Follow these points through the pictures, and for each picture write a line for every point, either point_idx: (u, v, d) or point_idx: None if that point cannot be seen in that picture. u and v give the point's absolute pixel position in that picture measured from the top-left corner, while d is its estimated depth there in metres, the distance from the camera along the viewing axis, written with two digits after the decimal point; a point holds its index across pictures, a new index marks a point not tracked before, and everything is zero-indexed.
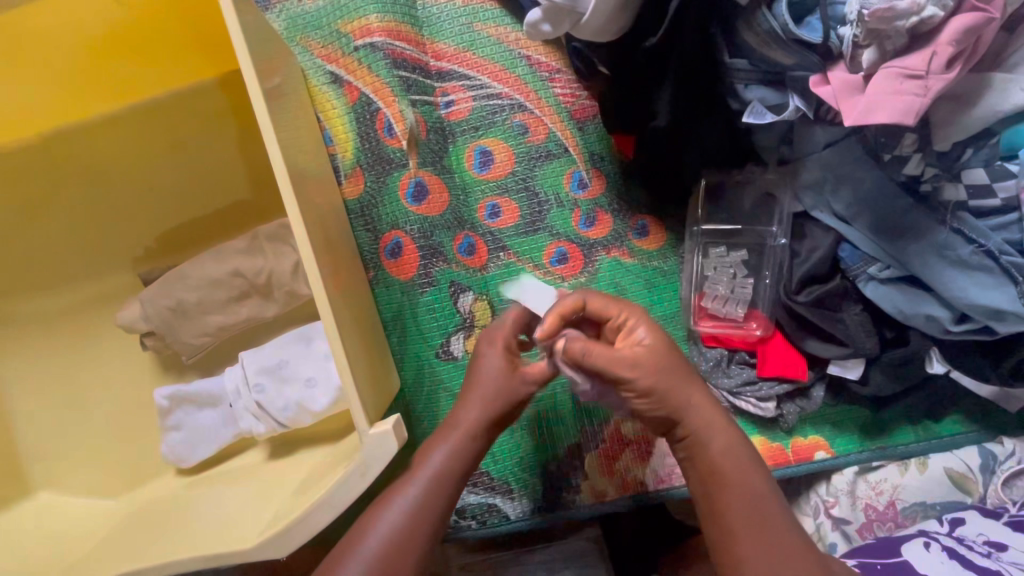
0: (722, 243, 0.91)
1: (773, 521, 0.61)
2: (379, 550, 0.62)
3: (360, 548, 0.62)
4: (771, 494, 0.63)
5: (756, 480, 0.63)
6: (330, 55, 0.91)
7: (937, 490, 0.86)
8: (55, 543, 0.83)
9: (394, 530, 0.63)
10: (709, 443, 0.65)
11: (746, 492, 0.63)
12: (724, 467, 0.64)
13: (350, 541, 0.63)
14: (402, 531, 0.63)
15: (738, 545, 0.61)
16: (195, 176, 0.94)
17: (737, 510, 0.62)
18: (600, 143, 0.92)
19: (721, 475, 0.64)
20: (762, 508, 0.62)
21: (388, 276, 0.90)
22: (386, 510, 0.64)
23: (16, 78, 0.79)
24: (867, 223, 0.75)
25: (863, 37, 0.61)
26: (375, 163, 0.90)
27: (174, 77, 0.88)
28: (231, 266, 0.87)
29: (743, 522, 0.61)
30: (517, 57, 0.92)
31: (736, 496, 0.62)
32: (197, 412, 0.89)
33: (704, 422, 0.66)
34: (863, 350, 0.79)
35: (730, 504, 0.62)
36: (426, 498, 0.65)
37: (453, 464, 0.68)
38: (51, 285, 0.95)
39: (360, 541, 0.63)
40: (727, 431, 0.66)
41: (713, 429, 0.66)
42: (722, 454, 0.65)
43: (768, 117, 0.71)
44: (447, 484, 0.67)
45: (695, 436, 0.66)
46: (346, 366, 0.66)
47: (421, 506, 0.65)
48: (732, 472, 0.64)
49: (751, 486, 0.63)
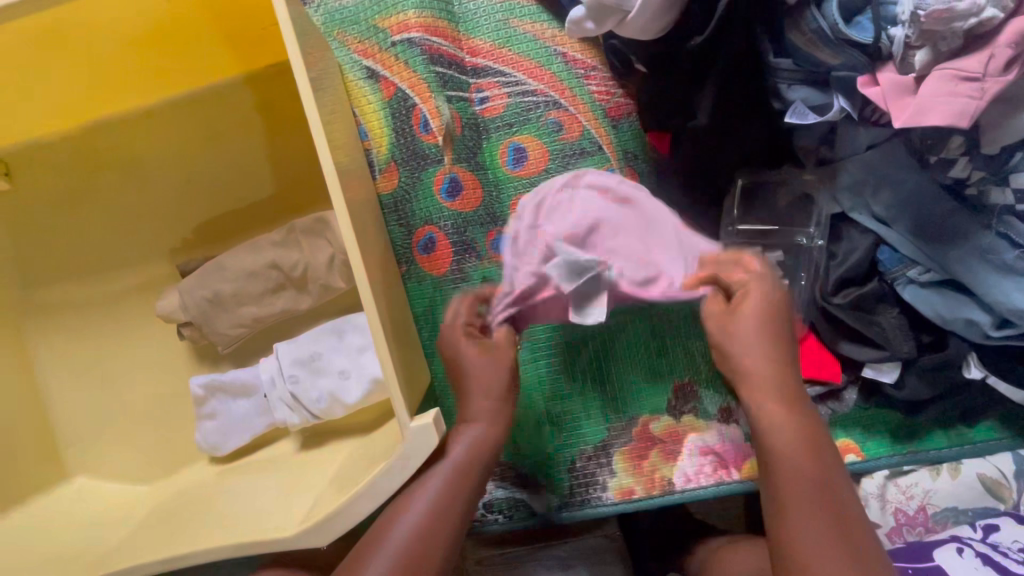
0: (758, 243, 0.89)
1: (845, 520, 0.59)
2: (409, 542, 0.62)
3: (390, 536, 0.63)
4: (845, 494, 0.61)
5: (831, 479, 0.61)
6: (367, 50, 0.92)
7: (969, 495, 0.85)
8: (96, 524, 0.85)
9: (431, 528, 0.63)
10: (784, 431, 0.64)
11: (821, 489, 0.61)
12: (799, 458, 0.62)
13: (378, 532, 0.64)
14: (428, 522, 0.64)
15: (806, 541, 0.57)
16: (230, 169, 0.95)
17: (809, 505, 0.59)
18: (635, 141, 0.92)
19: (794, 465, 0.62)
20: (838, 507, 0.59)
21: (420, 270, 0.91)
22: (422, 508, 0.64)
23: (63, 70, 0.80)
24: (906, 226, 0.75)
25: (915, 38, 0.60)
26: (409, 158, 0.91)
27: (210, 68, 0.89)
28: (268, 259, 0.88)
29: (818, 520, 0.58)
30: (552, 53, 0.92)
31: (809, 493, 0.60)
32: (231, 402, 0.90)
33: (776, 407, 0.65)
34: (900, 353, 0.78)
35: (802, 499, 0.60)
36: (461, 495, 0.66)
37: (478, 454, 0.69)
38: (91, 273, 0.97)
39: (388, 532, 0.63)
40: (800, 419, 0.65)
41: (788, 417, 0.65)
42: (798, 443, 0.63)
43: (810, 117, 0.71)
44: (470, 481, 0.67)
45: (762, 422, 0.66)
46: (387, 355, 0.66)
47: (456, 501, 0.66)
48: (806, 465, 0.62)
49: (824, 484, 0.61)
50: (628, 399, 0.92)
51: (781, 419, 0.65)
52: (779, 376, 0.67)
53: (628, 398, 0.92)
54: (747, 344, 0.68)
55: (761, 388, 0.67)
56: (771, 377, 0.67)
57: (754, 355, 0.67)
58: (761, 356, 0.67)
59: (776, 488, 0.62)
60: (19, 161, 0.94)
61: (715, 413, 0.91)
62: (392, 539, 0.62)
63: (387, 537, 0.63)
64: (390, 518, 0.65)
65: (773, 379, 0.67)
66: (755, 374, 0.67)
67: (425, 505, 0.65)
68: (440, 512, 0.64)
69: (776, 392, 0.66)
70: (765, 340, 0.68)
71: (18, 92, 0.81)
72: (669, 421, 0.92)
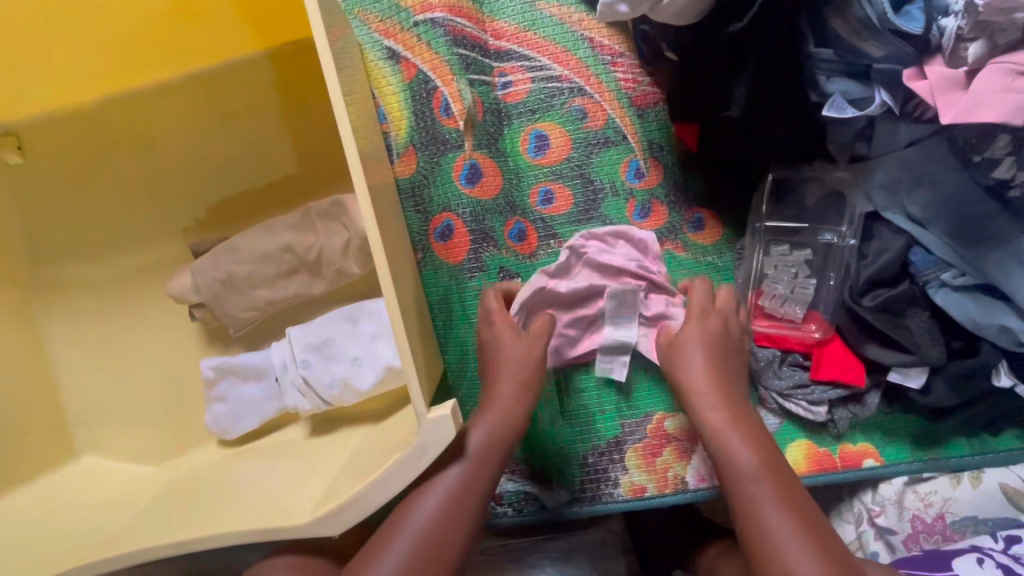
0: (785, 241, 0.89)
1: (803, 514, 0.62)
2: (425, 531, 0.63)
3: (406, 527, 0.64)
4: (794, 484, 0.66)
5: (782, 477, 0.65)
6: (388, 30, 0.89)
7: (989, 504, 0.83)
8: (104, 502, 0.84)
9: (446, 515, 0.64)
10: (729, 440, 0.69)
11: (774, 489, 0.64)
12: (750, 463, 0.66)
13: (396, 520, 0.65)
14: (443, 511, 0.64)
15: (777, 538, 0.61)
16: (244, 149, 0.93)
17: (771, 506, 0.63)
18: (661, 132, 0.89)
19: (746, 469, 0.66)
20: (795, 504, 0.63)
21: (436, 258, 0.89)
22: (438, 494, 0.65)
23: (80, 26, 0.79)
24: (943, 227, 0.72)
25: (968, 30, 0.59)
26: (429, 143, 0.89)
27: (227, 44, 0.87)
28: (282, 242, 0.86)
29: (781, 519, 0.62)
30: (579, 38, 0.89)
31: (766, 493, 0.64)
32: (242, 384, 0.89)
33: (719, 420, 0.70)
34: (928, 358, 0.76)
35: (762, 501, 0.63)
36: (479, 485, 0.67)
37: (493, 444, 0.71)
38: (102, 250, 0.96)
39: (405, 518, 0.64)
40: (745, 428, 0.70)
41: (730, 427, 0.69)
42: (746, 450, 0.67)
43: (849, 111, 0.68)
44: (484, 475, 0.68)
45: (711, 436, 0.70)
46: (404, 343, 0.63)
47: (472, 490, 0.66)
48: (757, 468, 0.66)
49: (778, 484, 0.65)
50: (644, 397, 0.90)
51: (726, 431, 0.69)
52: (719, 393, 0.73)
53: (644, 397, 0.90)
54: (686, 366, 0.75)
55: (706, 403, 0.72)
56: (711, 389, 0.73)
57: (695, 378, 0.74)
58: (699, 374, 0.74)
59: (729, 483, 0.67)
60: (31, 133, 0.93)
61: None
62: (410, 527, 0.63)
63: (403, 526, 0.64)
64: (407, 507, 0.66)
65: (715, 398, 0.72)
66: (695, 391, 0.74)
67: (438, 495, 0.65)
68: (456, 501, 0.65)
69: (719, 406, 0.72)
70: (705, 362, 0.75)
71: (30, 45, 0.80)
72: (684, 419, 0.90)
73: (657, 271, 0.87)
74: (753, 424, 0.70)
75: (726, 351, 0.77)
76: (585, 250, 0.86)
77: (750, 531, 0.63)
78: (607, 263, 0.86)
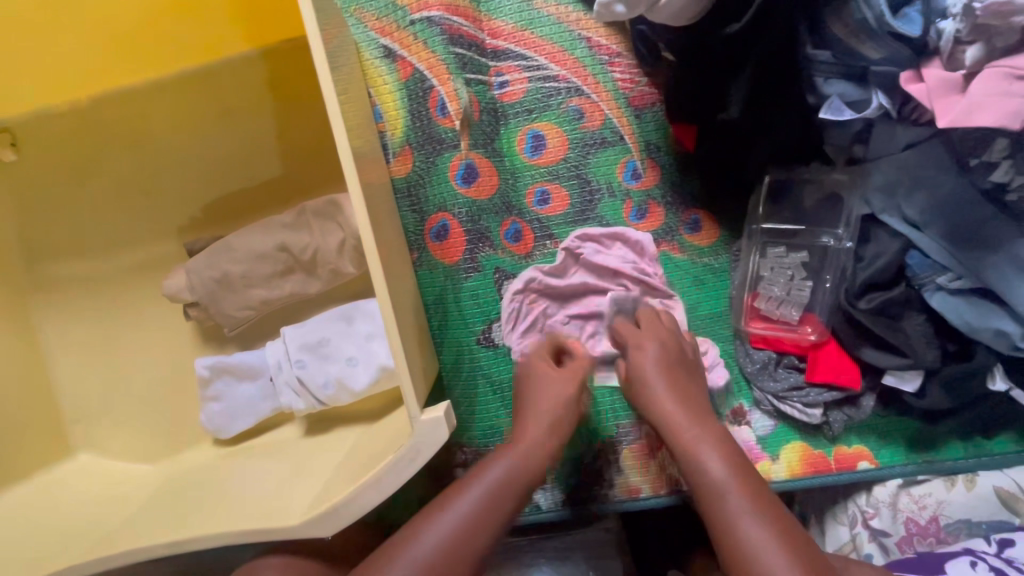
0: (782, 243, 0.88)
1: (781, 524, 0.62)
2: (439, 551, 0.60)
3: (420, 542, 0.61)
4: (768, 496, 0.65)
5: (756, 489, 0.65)
6: (384, 28, 0.88)
7: (983, 507, 0.83)
8: (99, 500, 0.84)
9: (462, 540, 0.61)
10: (699, 455, 0.68)
11: (749, 502, 0.63)
12: (724, 478, 0.65)
13: (409, 532, 0.62)
14: (461, 533, 0.61)
15: (756, 550, 0.60)
16: (240, 147, 0.93)
17: (750, 519, 0.62)
18: (658, 133, 0.89)
19: (719, 483, 0.65)
20: (771, 516, 0.62)
21: (431, 258, 0.89)
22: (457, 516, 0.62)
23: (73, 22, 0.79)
24: (940, 230, 0.72)
25: (966, 33, 0.59)
26: (425, 142, 0.88)
27: (222, 42, 0.87)
28: (278, 241, 0.86)
29: (760, 531, 0.61)
30: (576, 38, 0.89)
31: (740, 506, 0.63)
32: (236, 383, 0.89)
33: (688, 436, 0.70)
34: (923, 361, 0.76)
35: (739, 514, 0.62)
36: (501, 511, 0.65)
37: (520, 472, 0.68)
38: (96, 248, 0.95)
39: (420, 534, 0.61)
40: (716, 442, 0.69)
41: (700, 442, 0.69)
42: (720, 465, 0.66)
43: (846, 113, 0.68)
44: (506, 499, 0.65)
45: (683, 452, 0.69)
46: (398, 344, 0.63)
47: (495, 516, 0.64)
48: (730, 481, 0.65)
49: (753, 496, 0.64)
50: None
51: (698, 446, 0.68)
52: (686, 409, 0.72)
53: None
54: (651, 384, 0.74)
55: (677, 420, 0.71)
56: (677, 405, 0.72)
57: (663, 395, 0.73)
58: (665, 391, 0.73)
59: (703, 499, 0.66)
60: (25, 129, 0.92)
61: (727, 413, 0.87)
62: (423, 545, 0.60)
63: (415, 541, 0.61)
64: (421, 522, 0.63)
65: (685, 414, 0.72)
66: (662, 408, 0.73)
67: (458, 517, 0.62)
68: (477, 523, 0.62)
69: (689, 423, 0.71)
70: (665, 379, 0.74)
71: (22, 39, 0.79)
72: None
73: (654, 272, 0.86)
74: (725, 437, 0.70)
75: (681, 370, 0.76)
76: (582, 250, 0.87)
77: (728, 546, 0.62)
78: (605, 263, 0.86)
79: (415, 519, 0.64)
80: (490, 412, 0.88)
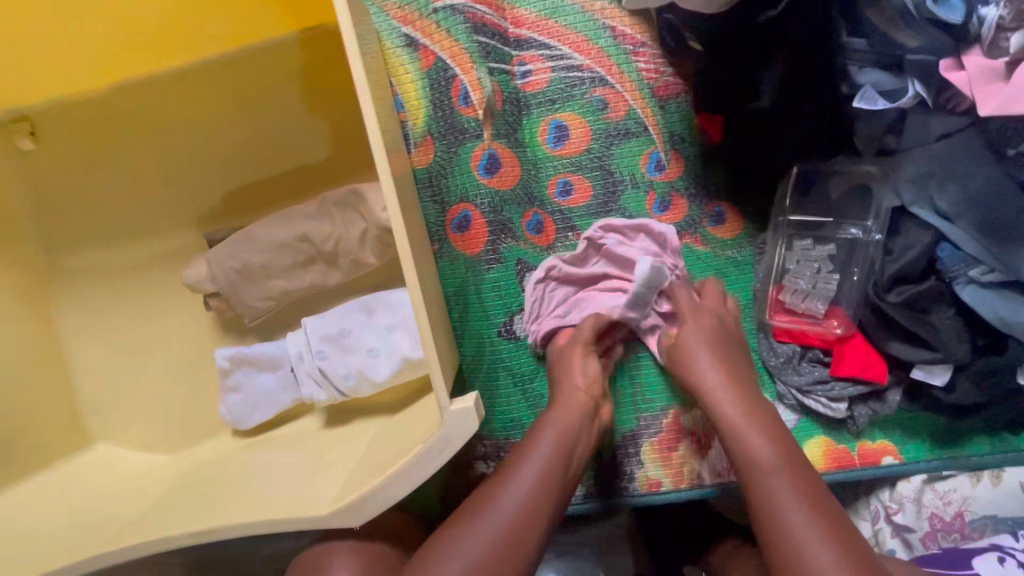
0: (809, 235, 0.88)
1: (823, 508, 0.61)
2: (488, 548, 0.60)
3: (467, 542, 0.60)
4: (814, 480, 0.64)
5: (802, 473, 0.65)
6: (406, 16, 0.87)
7: (1008, 502, 0.82)
8: (118, 490, 0.84)
9: (508, 534, 0.61)
10: (746, 435, 0.68)
11: (793, 485, 0.63)
12: (772, 459, 0.66)
13: (455, 533, 0.62)
14: (510, 529, 0.61)
15: (796, 532, 0.59)
16: (260, 137, 0.92)
17: (795, 503, 0.62)
18: (683, 124, 0.88)
19: (766, 464, 0.66)
20: (816, 501, 0.62)
21: (453, 250, 0.88)
22: (502, 514, 0.62)
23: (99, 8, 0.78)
24: (971, 223, 0.70)
25: (1010, 20, 0.58)
26: (447, 132, 0.87)
27: (246, 30, 0.86)
28: (299, 231, 0.85)
29: (800, 514, 0.61)
30: (600, 27, 0.88)
31: (784, 488, 0.63)
32: (257, 375, 0.88)
33: (735, 416, 0.70)
34: (953, 356, 0.75)
35: (784, 497, 0.62)
36: (555, 486, 0.66)
37: (562, 447, 0.70)
38: (116, 238, 0.95)
39: (468, 533, 0.61)
40: (763, 423, 0.69)
41: (747, 423, 0.69)
42: (769, 446, 0.67)
43: (880, 103, 0.68)
44: (554, 482, 0.66)
45: (729, 432, 0.70)
46: (427, 334, 0.63)
47: (549, 490, 0.65)
48: (776, 463, 0.66)
49: (798, 480, 0.64)
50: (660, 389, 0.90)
51: (745, 427, 0.69)
52: (735, 391, 0.73)
53: (659, 388, 0.90)
54: (700, 364, 0.76)
55: (723, 400, 0.72)
56: (726, 385, 0.73)
57: (708, 374, 0.74)
58: (714, 371, 0.75)
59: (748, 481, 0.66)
60: (46, 119, 0.92)
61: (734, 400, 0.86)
62: (471, 543, 0.60)
63: (462, 541, 0.60)
64: (463, 523, 0.62)
65: (732, 394, 0.73)
66: (710, 388, 0.74)
67: (504, 513, 0.62)
68: (533, 497, 0.64)
69: (736, 405, 0.71)
70: (712, 360, 0.76)
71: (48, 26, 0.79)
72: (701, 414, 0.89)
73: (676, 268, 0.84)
74: (773, 419, 0.70)
75: (729, 352, 0.77)
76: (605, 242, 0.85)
77: (768, 528, 0.62)
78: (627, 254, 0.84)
79: (457, 520, 0.63)
80: (511, 405, 0.87)
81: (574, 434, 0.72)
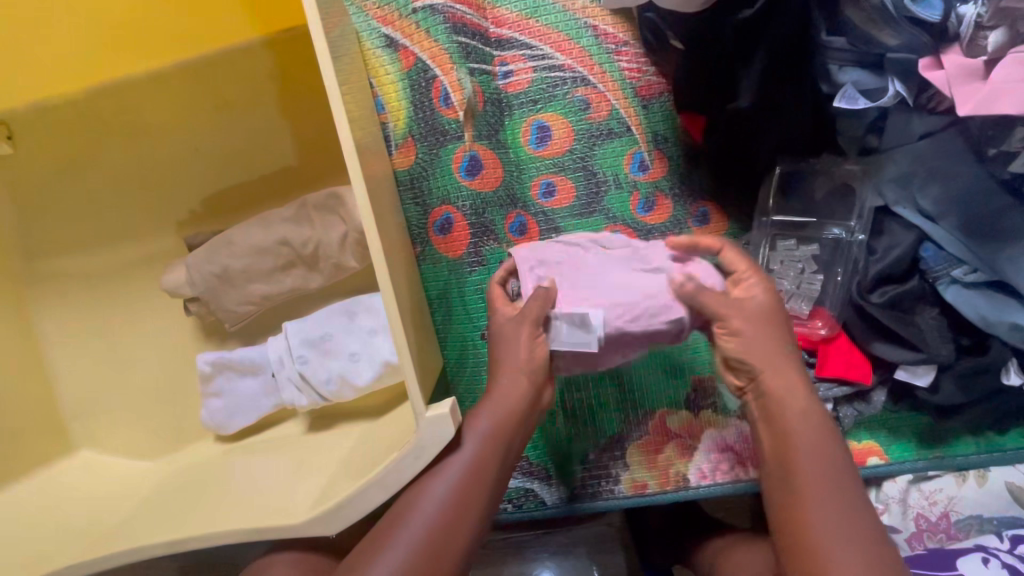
0: (792, 236, 0.87)
1: (858, 514, 0.59)
2: (418, 546, 0.59)
3: (395, 540, 0.59)
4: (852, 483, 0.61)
5: (846, 476, 0.61)
6: (386, 17, 0.86)
7: (995, 504, 0.82)
8: (101, 497, 0.83)
9: (433, 535, 0.60)
10: (798, 431, 0.64)
11: (835, 490, 0.60)
12: (816, 459, 0.62)
13: (389, 525, 0.62)
14: (437, 530, 0.60)
15: (829, 540, 0.57)
16: (239, 140, 0.91)
17: (831, 530, 0.57)
18: (666, 123, 0.87)
19: (813, 465, 0.62)
20: (857, 507, 0.59)
21: (435, 252, 0.87)
22: (427, 512, 0.61)
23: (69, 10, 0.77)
24: (955, 222, 0.70)
25: (988, 18, 0.58)
26: (428, 134, 0.86)
27: (222, 31, 0.85)
28: (278, 235, 0.85)
29: (836, 523, 0.58)
30: (583, 27, 0.87)
31: (827, 493, 0.60)
32: (238, 380, 0.88)
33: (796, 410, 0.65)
34: (937, 356, 0.74)
35: (824, 520, 0.58)
36: (483, 484, 0.64)
37: (492, 441, 0.66)
38: (96, 243, 0.94)
39: (395, 531, 0.60)
40: (817, 420, 0.65)
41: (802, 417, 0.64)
42: (820, 443, 0.63)
43: (860, 102, 0.68)
44: (478, 482, 0.64)
45: (777, 420, 0.65)
46: (401, 339, 0.62)
47: (478, 489, 0.63)
48: (827, 465, 0.61)
49: (843, 483, 0.61)
50: (645, 391, 0.89)
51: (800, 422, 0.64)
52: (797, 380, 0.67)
53: (645, 390, 0.89)
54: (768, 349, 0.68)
55: (782, 389, 0.67)
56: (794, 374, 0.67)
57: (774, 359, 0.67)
58: (778, 356, 0.68)
59: (790, 478, 0.62)
60: (22, 121, 0.90)
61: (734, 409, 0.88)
62: (401, 538, 0.59)
63: (394, 540, 0.60)
64: (394, 519, 0.61)
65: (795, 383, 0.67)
66: (776, 372, 0.67)
67: (426, 517, 0.60)
68: (456, 504, 0.62)
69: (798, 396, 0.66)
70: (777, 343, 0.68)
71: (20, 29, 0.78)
72: (687, 416, 0.89)
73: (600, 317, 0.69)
74: (817, 427, 0.64)
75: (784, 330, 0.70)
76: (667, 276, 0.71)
77: (799, 530, 0.59)
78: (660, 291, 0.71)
79: (387, 514, 0.63)
80: None
81: (506, 431, 0.67)
